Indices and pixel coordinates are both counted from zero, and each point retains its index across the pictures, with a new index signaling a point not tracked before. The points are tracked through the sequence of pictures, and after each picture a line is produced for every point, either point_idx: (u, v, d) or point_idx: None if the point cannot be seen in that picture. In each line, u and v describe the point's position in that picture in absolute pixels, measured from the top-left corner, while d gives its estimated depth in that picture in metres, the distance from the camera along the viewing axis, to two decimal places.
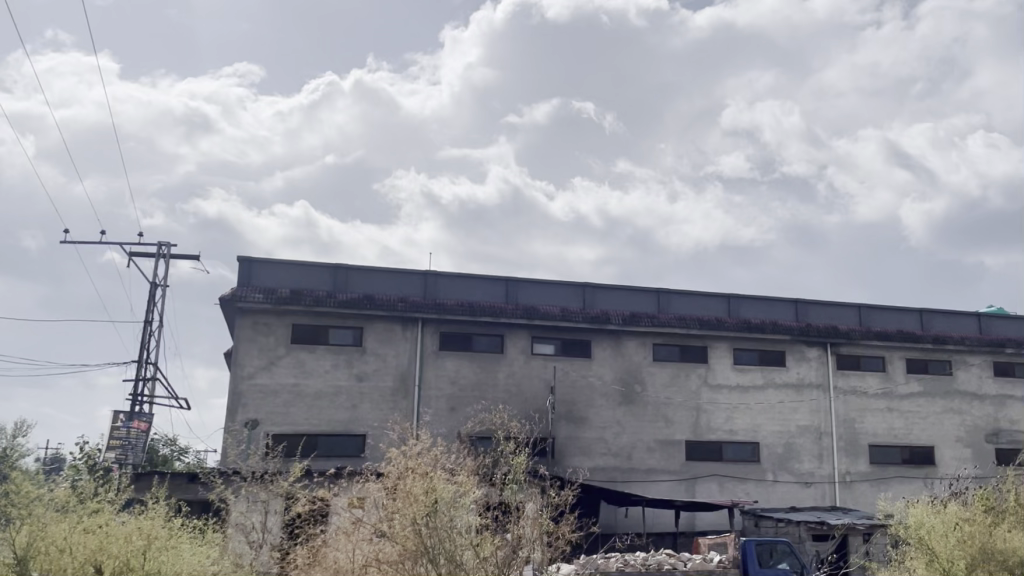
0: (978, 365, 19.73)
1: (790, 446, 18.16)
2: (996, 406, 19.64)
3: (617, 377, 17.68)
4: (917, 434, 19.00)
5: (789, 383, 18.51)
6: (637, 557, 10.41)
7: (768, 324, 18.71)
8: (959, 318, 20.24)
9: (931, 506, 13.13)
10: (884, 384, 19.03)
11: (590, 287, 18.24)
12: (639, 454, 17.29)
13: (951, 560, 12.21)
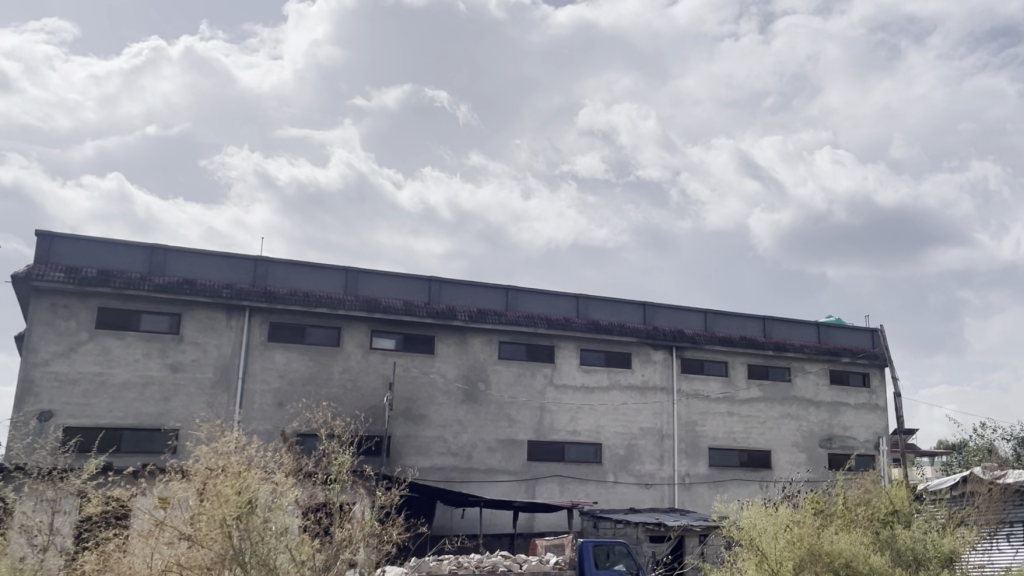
0: (815, 373, 20.77)
1: (631, 448, 18.64)
2: (830, 412, 20.73)
3: (460, 375, 17.72)
4: (755, 438, 19.85)
5: (633, 385, 18.99)
6: (472, 560, 10.28)
7: (616, 326, 19.16)
8: (800, 326, 21.24)
9: (765, 509, 13.46)
10: (726, 388, 19.78)
11: (435, 280, 18.20)
12: (480, 454, 17.38)
13: (780, 562, 12.55)
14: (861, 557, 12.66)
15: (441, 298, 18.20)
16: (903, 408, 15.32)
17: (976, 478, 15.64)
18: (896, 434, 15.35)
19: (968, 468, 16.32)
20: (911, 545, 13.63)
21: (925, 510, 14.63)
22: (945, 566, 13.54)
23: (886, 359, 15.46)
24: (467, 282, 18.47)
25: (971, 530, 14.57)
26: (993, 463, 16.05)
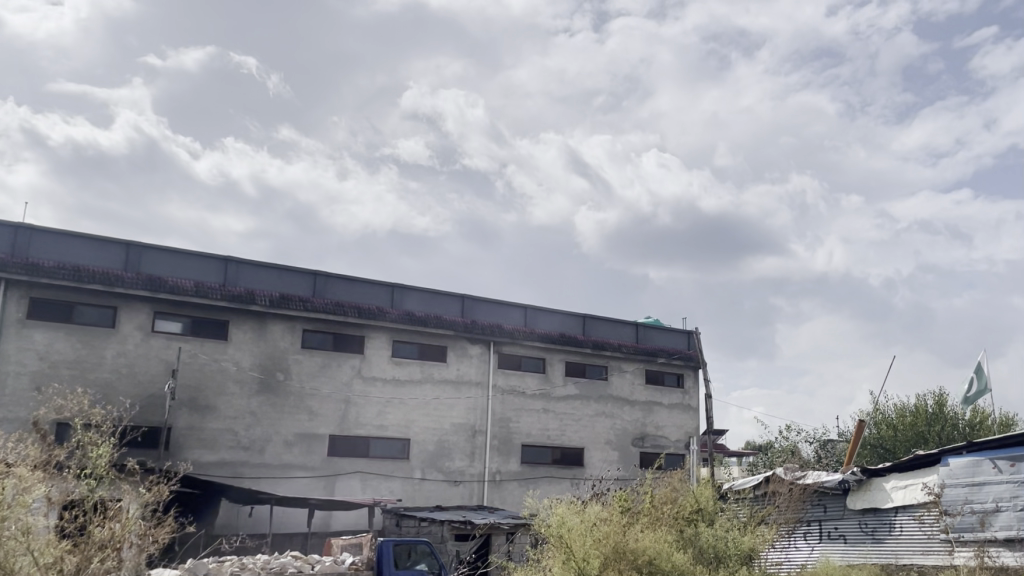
0: (631, 372, 22.27)
1: (441, 444, 19.22)
2: (644, 411, 22.23)
3: (256, 363, 17.59)
4: (569, 435, 21.03)
5: (448, 379, 19.61)
6: (257, 561, 9.81)
7: (431, 317, 19.76)
8: (619, 326, 22.71)
9: (571, 506, 13.56)
10: (543, 385, 20.89)
11: (231, 262, 18.05)
12: (273, 449, 17.27)
13: (586, 560, 12.48)
14: (663, 554, 12.94)
15: (240, 281, 18.03)
16: (713, 409, 15.70)
17: (777, 479, 16.19)
18: (705, 434, 15.70)
19: (772, 468, 16.87)
20: (713, 543, 14.01)
21: (727, 509, 15.09)
22: (743, 562, 13.97)
23: (699, 361, 15.79)
24: (269, 266, 18.42)
25: (770, 528, 15.11)
26: (794, 464, 16.66)
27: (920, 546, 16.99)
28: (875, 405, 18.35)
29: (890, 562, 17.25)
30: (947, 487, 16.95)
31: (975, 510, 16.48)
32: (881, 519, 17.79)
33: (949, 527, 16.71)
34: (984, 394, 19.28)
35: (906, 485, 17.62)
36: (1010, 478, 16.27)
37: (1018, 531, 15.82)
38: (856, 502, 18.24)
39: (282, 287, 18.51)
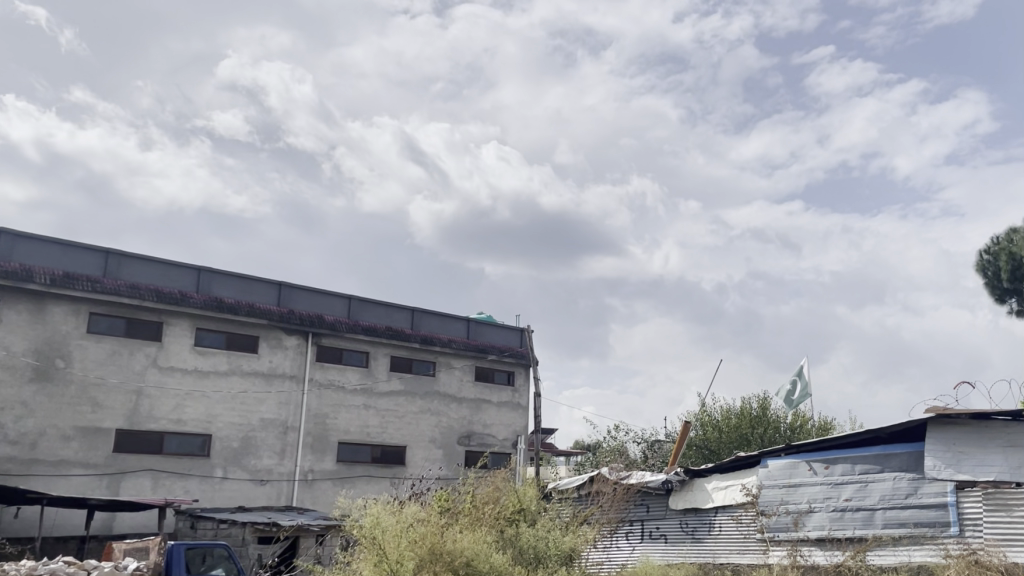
0: (459, 370, 24.44)
1: (247, 440, 20.39)
2: (471, 409, 24.52)
3: (32, 349, 18.03)
4: (390, 433, 22.94)
5: (257, 372, 20.83)
6: (21, 567, 9.14)
7: (242, 306, 20.80)
8: (449, 322, 24.74)
9: (388, 506, 13.20)
10: (365, 380, 22.60)
11: (10, 236, 18.20)
12: (45, 445, 17.78)
13: (400, 561, 12.24)
14: (481, 556, 12.78)
15: (15, 255, 18.19)
16: (542, 408, 15.55)
17: (602, 479, 16.29)
18: (532, 433, 15.48)
19: (598, 468, 16.91)
20: (533, 543, 13.99)
21: (551, 509, 15.10)
22: (562, 562, 14.05)
23: (530, 359, 15.57)
24: (58, 244, 18.72)
25: (592, 529, 15.29)
26: (620, 464, 16.74)
27: (737, 545, 17.47)
28: (703, 406, 18.58)
29: (707, 561, 17.65)
30: (764, 488, 17.51)
31: (790, 510, 17.14)
32: (702, 519, 18.13)
33: (764, 526, 17.28)
34: (805, 398, 19.95)
35: (726, 486, 18.03)
36: (824, 480, 16.98)
37: (829, 530, 16.61)
38: (677, 501, 18.52)
39: (67, 265, 18.83)
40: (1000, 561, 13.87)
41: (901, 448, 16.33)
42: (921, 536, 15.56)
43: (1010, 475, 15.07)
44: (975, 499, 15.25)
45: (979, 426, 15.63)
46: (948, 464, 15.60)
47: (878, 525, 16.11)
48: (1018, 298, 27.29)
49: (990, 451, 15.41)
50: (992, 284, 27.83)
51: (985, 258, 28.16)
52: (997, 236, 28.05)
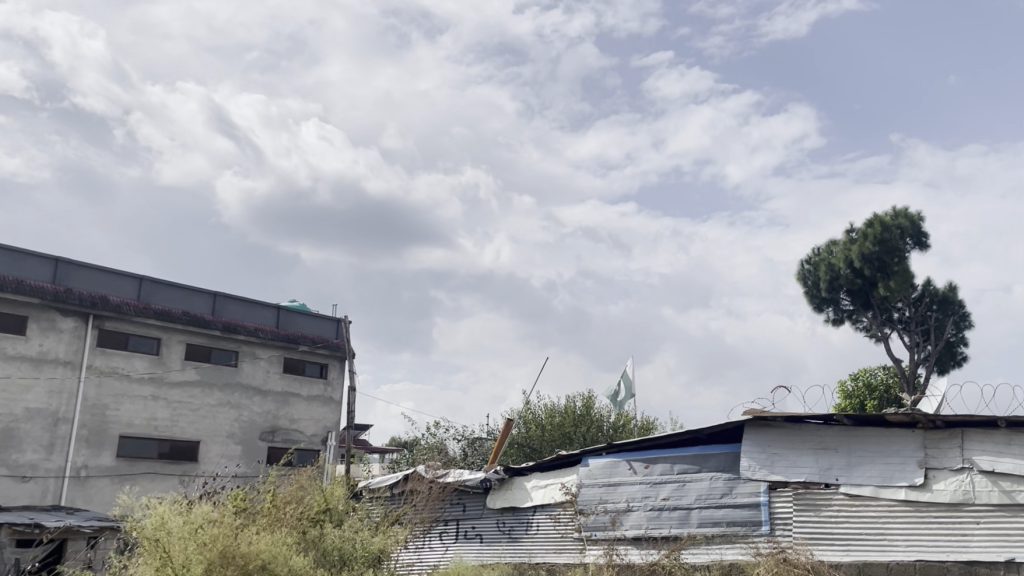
0: (263, 361, 26.79)
1: (10, 432, 21.44)
2: (277, 403, 27.05)
3: None
4: (183, 427, 24.74)
5: (28, 357, 21.85)
6: None
7: (12, 282, 21.60)
8: (253, 310, 26.84)
9: (176, 506, 12.23)
10: (154, 368, 24.22)
11: None
12: None
13: (186, 566, 11.34)
14: (279, 558, 12.07)
15: None
16: (356, 402, 14.86)
17: (417, 477, 15.77)
18: (344, 429, 14.72)
19: (414, 466, 16.37)
20: (338, 544, 13.39)
21: (360, 509, 14.60)
22: (370, 564, 13.51)
23: (347, 351, 14.83)
24: None
25: (403, 529, 14.90)
26: (437, 461, 16.22)
27: (554, 544, 17.35)
28: (526, 404, 18.28)
29: (523, 561, 17.42)
30: (584, 487, 17.42)
31: (608, 509, 17.12)
32: (519, 517, 17.87)
33: (582, 525, 17.22)
34: (628, 399, 20.11)
35: (545, 485, 17.85)
36: (642, 479, 17.05)
37: (646, 529, 16.69)
38: (495, 501, 18.15)
39: None
40: (807, 559, 14.62)
41: (719, 449, 16.59)
42: (733, 534, 15.90)
43: (819, 476, 15.54)
44: (786, 499, 15.75)
45: (792, 429, 16.05)
46: (762, 465, 15.95)
47: (694, 524, 16.29)
48: (834, 308, 28.41)
49: (802, 453, 15.85)
50: (810, 293, 28.93)
51: (804, 268, 29.29)
52: (818, 248, 29.19)
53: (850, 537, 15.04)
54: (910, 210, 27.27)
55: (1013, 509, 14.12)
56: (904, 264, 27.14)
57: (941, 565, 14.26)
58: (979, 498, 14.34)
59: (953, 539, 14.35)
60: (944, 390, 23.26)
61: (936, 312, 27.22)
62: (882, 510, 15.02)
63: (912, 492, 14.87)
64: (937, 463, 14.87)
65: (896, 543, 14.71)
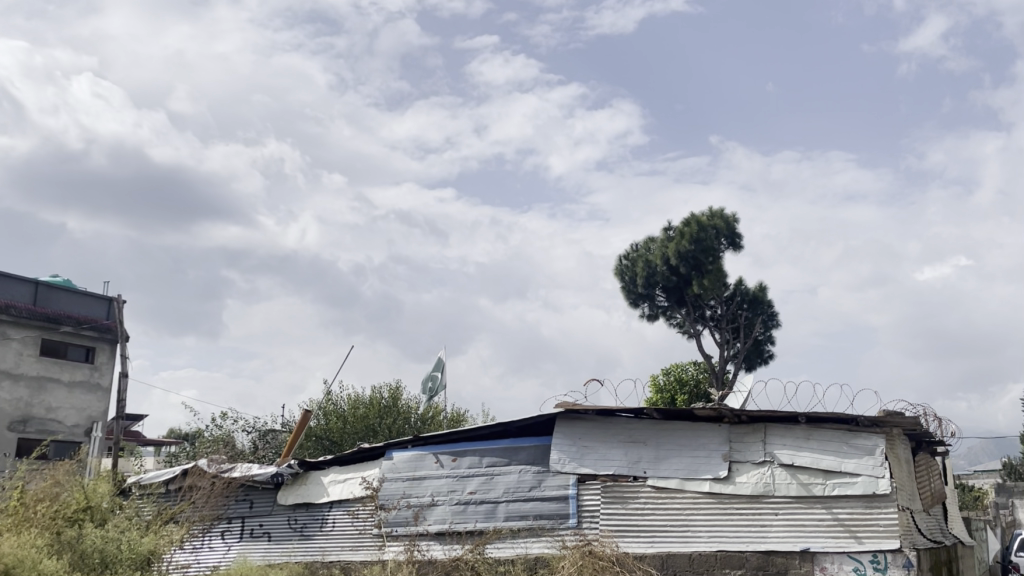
0: (17, 343, 24.87)
1: None
2: (32, 390, 25.33)
3: None
4: None
5: None
6: None
7: None
8: (6, 285, 24.88)
9: None
10: None
11: None
12: None
13: None
14: (26, 562, 10.70)
15: None
16: (126, 390, 13.82)
17: (198, 472, 14.61)
18: (113, 420, 13.53)
19: (195, 459, 15.19)
20: (98, 546, 12.05)
21: (128, 507, 13.49)
22: (138, 568, 12.21)
23: (118, 333, 13.60)
24: None
25: (178, 527, 14.18)
26: (221, 456, 15.07)
27: (349, 542, 16.53)
28: (328, 395, 17.36)
29: (315, 559, 16.50)
30: (386, 481, 16.69)
31: (411, 504, 16.45)
32: (313, 514, 16.92)
33: (382, 521, 16.46)
34: (441, 390, 19.25)
35: (343, 480, 17.00)
36: (449, 473, 16.50)
37: (450, 524, 16.12)
38: (287, 497, 17.13)
39: None
40: (612, 551, 14.51)
41: (530, 442, 16.23)
42: (539, 528, 15.60)
43: (628, 469, 15.44)
44: (594, 492, 15.57)
45: (603, 422, 15.91)
46: (572, 458, 15.73)
47: (500, 517, 15.89)
48: (649, 303, 28.77)
49: (612, 447, 15.71)
50: (627, 289, 29.16)
51: (622, 264, 29.50)
52: (635, 244, 29.51)
53: (655, 528, 15.00)
54: (725, 212, 28.00)
55: (810, 501, 14.56)
56: (718, 263, 27.86)
57: (740, 555, 14.47)
58: (778, 491, 14.69)
59: (753, 530, 14.64)
60: (749, 385, 23.91)
61: (746, 312, 28.02)
62: (687, 502, 15.06)
63: (716, 485, 15.00)
64: (740, 456, 15.07)
65: (698, 534, 14.80)
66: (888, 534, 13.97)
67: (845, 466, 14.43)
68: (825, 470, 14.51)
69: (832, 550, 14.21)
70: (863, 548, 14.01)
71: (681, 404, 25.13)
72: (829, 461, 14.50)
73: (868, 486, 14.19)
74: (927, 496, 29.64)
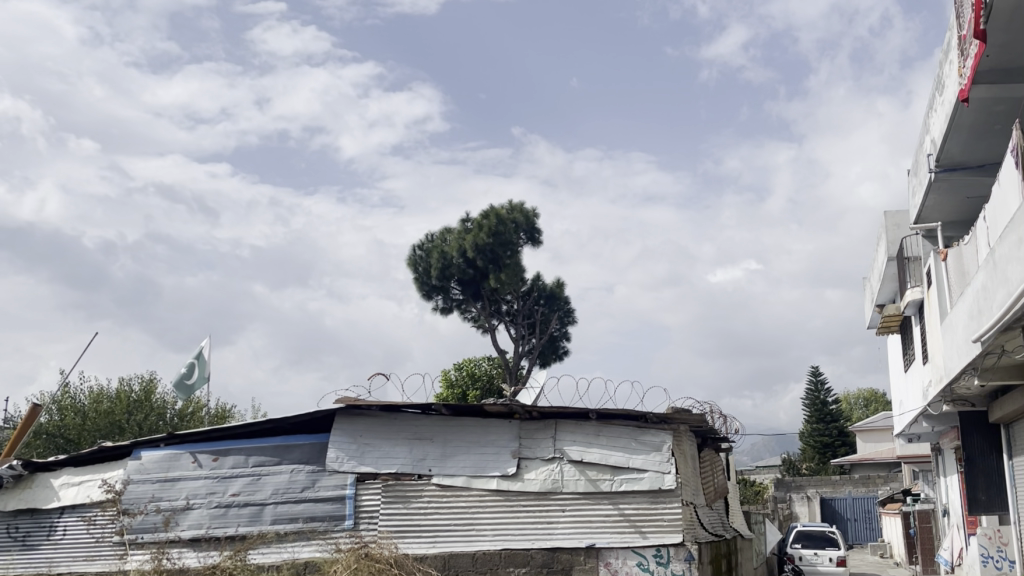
0: None
1: None
2: None
3: None
4: None
5: None
6: None
7: None
8: None
9: None
10: None
11: None
12: None
13: None
14: None
15: None
16: None
17: None
18: None
19: None
20: None
21: None
22: None
23: None
24: None
25: None
26: None
27: (83, 552, 14.79)
28: (65, 386, 15.51)
29: (39, 572, 14.74)
30: (132, 484, 14.88)
31: (161, 508, 14.77)
32: (38, 521, 15.06)
33: (125, 528, 14.73)
34: (200, 384, 17.72)
35: (79, 482, 15.16)
36: (208, 474, 14.90)
37: (207, 529, 14.61)
38: (9, 502, 15.22)
39: None
40: (390, 553, 13.52)
41: (303, 440, 14.93)
42: (310, 531, 14.42)
43: (412, 467, 14.44)
44: (373, 491, 14.45)
45: (387, 418, 14.79)
46: (351, 456, 14.56)
47: (266, 521, 14.55)
48: (443, 296, 27.91)
49: (395, 444, 14.65)
50: (420, 280, 28.11)
51: (415, 254, 28.41)
52: (430, 234, 28.52)
53: (437, 528, 14.12)
54: (524, 205, 27.65)
55: (597, 497, 14.22)
56: (515, 257, 27.57)
57: (525, 553, 13.91)
58: (566, 487, 14.23)
59: (538, 527, 14.09)
60: (541, 381, 23.66)
61: (542, 308, 28.32)
62: (472, 501, 14.26)
63: (503, 482, 14.31)
64: (529, 453, 14.47)
65: (483, 533, 14.09)
66: (671, 529, 14.07)
67: (633, 462, 14.27)
68: (613, 467, 14.26)
69: (616, 545, 14.03)
70: (647, 542, 14.00)
71: (472, 400, 24.46)
72: (618, 457, 14.28)
73: (654, 482, 14.14)
74: (710, 491, 30.44)
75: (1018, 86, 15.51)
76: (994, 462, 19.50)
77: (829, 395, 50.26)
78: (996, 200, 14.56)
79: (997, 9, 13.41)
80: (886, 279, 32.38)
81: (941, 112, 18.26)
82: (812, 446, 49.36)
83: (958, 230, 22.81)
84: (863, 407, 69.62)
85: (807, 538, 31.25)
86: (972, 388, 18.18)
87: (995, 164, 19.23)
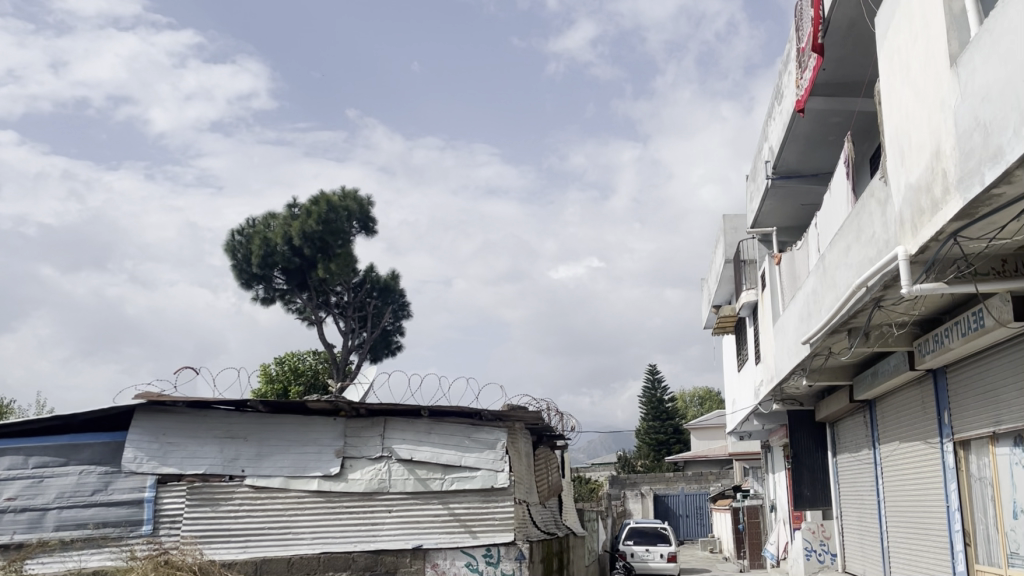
0: None
1: None
2: None
3: None
4: None
5: None
6: None
7: None
8: None
9: None
10: None
11: None
12: None
13: None
14: None
15: None
16: None
17: None
18: None
19: None
20: None
21: None
22: None
23: None
24: None
25: None
26: None
27: None
28: None
29: None
30: None
31: None
32: None
33: None
34: None
35: None
36: None
37: None
38: None
39: None
40: (194, 560, 12.00)
41: (92, 438, 12.75)
42: (100, 538, 12.38)
43: (222, 468, 12.81)
44: (176, 494, 12.68)
45: (194, 416, 13.05)
46: (151, 456, 12.66)
47: (48, 528, 12.32)
48: (265, 285, 26.36)
49: (203, 443, 12.95)
50: (239, 268, 26.31)
51: (234, 240, 26.66)
52: (251, 220, 26.89)
53: (249, 533, 12.64)
54: (358, 193, 26.64)
55: (426, 497, 13.29)
56: (347, 247, 26.52)
57: (347, 556, 12.76)
58: (393, 487, 13.22)
59: (361, 529, 12.99)
60: (369, 377, 22.65)
61: (375, 300, 27.72)
62: (290, 503, 12.90)
63: (325, 483, 13.10)
64: (354, 452, 13.32)
65: (301, 537, 12.80)
66: (502, 527, 13.33)
67: (465, 460, 13.47)
68: (444, 465, 13.40)
69: (444, 546, 13.13)
70: (477, 542, 13.20)
71: (294, 396, 23.16)
72: (449, 455, 13.45)
73: (486, 481, 13.41)
74: (544, 488, 30.09)
75: (850, 100, 15.66)
76: (819, 459, 19.75)
77: (664, 394, 51.44)
78: (829, 206, 14.51)
79: (835, 26, 13.28)
80: (722, 281, 33.00)
81: (778, 121, 18.28)
82: (646, 444, 50.40)
83: (792, 236, 23.19)
84: (698, 406, 71.76)
85: (641, 534, 31.46)
86: (801, 388, 18.34)
87: (828, 173, 19.58)
